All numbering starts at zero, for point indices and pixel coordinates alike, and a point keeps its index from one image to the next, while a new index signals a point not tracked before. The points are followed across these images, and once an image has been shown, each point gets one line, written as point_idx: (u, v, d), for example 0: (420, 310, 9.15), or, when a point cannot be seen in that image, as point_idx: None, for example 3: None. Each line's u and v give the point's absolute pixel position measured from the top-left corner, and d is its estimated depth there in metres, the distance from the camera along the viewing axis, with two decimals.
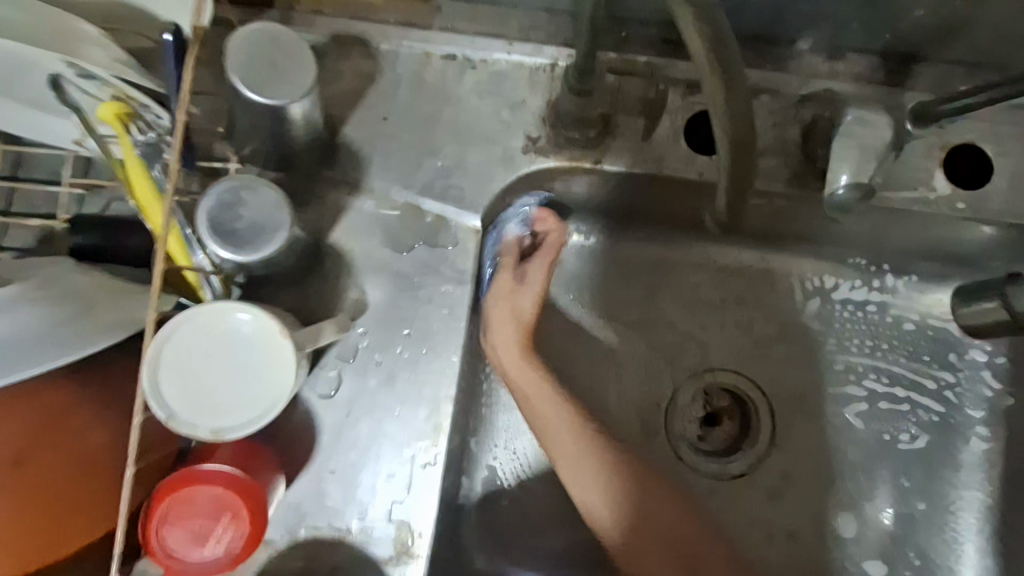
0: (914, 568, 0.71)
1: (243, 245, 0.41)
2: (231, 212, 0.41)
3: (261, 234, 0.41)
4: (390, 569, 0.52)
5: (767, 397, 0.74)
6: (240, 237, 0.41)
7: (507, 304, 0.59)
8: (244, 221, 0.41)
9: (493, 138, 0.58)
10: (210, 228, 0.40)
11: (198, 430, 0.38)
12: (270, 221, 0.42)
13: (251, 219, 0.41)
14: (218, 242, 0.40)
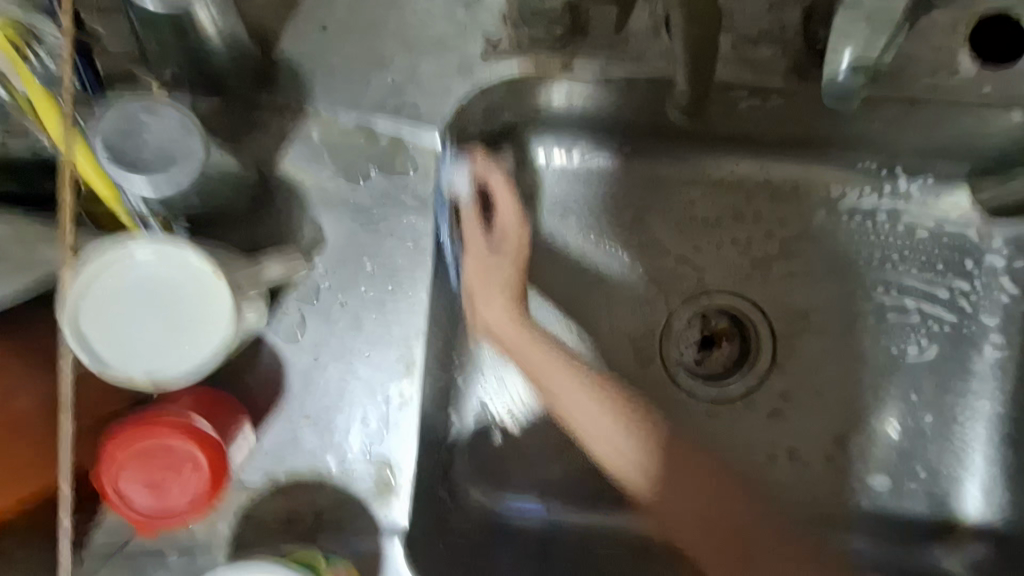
0: (919, 481, 0.69)
1: (152, 176, 0.36)
2: (134, 138, 0.36)
3: (171, 160, 0.37)
4: (373, 506, 0.52)
5: (766, 316, 0.71)
6: (147, 167, 0.36)
7: (477, 259, 0.63)
8: (150, 148, 0.36)
9: (448, 46, 0.52)
10: (109, 157, 0.35)
11: (134, 378, 0.36)
12: (180, 148, 0.37)
13: (159, 145, 0.36)
14: (124, 173, 0.36)
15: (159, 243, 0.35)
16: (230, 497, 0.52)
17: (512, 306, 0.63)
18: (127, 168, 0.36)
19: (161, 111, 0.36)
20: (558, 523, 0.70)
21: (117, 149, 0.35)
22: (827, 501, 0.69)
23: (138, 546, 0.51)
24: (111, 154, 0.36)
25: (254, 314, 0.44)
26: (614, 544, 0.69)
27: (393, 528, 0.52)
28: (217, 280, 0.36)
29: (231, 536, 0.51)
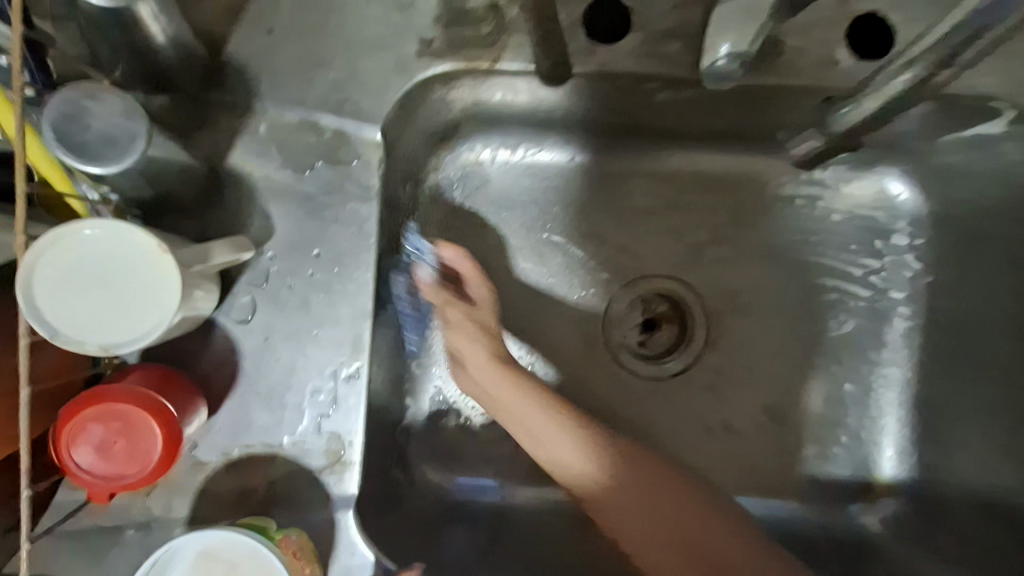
0: (842, 446, 0.75)
1: (96, 158, 0.39)
2: (78, 123, 0.39)
3: (115, 144, 0.40)
4: (325, 477, 0.55)
5: (700, 297, 0.76)
6: (93, 150, 0.39)
7: (467, 318, 0.67)
8: (96, 133, 0.39)
9: (387, 45, 0.56)
10: (57, 142, 0.39)
11: (86, 346, 0.39)
12: (121, 132, 0.40)
13: (104, 131, 0.40)
14: (69, 154, 0.39)
15: (107, 220, 0.39)
16: (187, 474, 0.54)
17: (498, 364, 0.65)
18: (73, 151, 0.39)
19: (103, 98, 0.40)
20: (511, 500, 0.73)
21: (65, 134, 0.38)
22: (760, 468, 0.75)
23: (99, 525, 0.53)
24: (58, 137, 0.39)
25: (202, 292, 0.48)
26: (565, 516, 0.73)
27: (344, 497, 0.55)
28: (163, 254, 0.39)
29: (189, 511, 0.54)
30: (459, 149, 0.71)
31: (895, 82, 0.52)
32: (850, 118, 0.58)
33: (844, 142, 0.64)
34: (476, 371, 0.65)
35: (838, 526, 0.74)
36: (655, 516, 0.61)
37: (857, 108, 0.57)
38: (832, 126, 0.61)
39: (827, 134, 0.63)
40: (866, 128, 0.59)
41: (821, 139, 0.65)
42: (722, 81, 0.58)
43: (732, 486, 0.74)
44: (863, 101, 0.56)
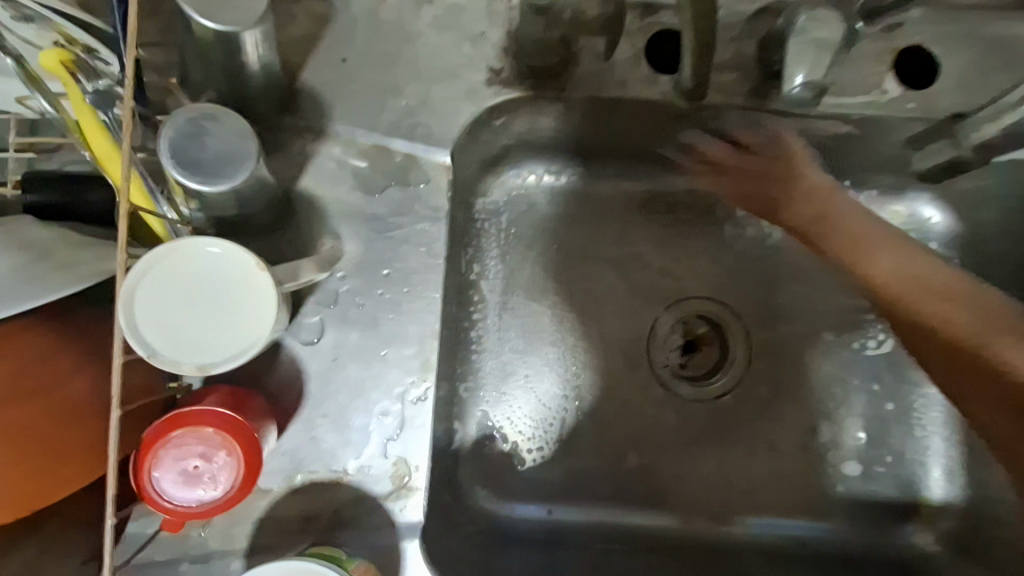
0: (886, 466, 0.75)
1: (215, 176, 0.40)
2: (195, 141, 0.40)
3: (230, 162, 0.40)
4: (389, 502, 0.54)
5: (741, 319, 0.77)
6: (209, 168, 0.40)
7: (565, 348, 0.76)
8: (211, 152, 0.40)
9: (458, 74, 0.58)
10: (175, 160, 0.39)
11: (183, 366, 0.38)
12: (235, 152, 0.40)
13: (218, 149, 0.40)
14: (185, 172, 0.39)
15: (209, 238, 0.39)
16: (246, 502, 0.53)
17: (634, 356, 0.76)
18: (187, 169, 0.39)
19: (221, 118, 0.40)
20: (559, 525, 0.72)
21: (185, 153, 0.39)
22: (807, 490, 0.75)
23: (155, 558, 0.51)
24: (176, 156, 0.39)
25: None
26: (612, 541, 0.73)
27: (409, 524, 0.54)
28: (261, 272, 0.39)
29: (248, 541, 0.52)
30: (507, 175, 0.73)
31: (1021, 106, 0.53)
32: (986, 131, 0.56)
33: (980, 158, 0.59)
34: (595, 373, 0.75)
35: (885, 547, 0.74)
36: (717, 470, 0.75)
37: (993, 121, 0.55)
38: (964, 142, 0.59)
39: (955, 151, 0.60)
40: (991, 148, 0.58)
41: (949, 154, 0.61)
42: (801, 106, 0.62)
43: (778, 508, 0.75)
44: (995, 120, 0.55)
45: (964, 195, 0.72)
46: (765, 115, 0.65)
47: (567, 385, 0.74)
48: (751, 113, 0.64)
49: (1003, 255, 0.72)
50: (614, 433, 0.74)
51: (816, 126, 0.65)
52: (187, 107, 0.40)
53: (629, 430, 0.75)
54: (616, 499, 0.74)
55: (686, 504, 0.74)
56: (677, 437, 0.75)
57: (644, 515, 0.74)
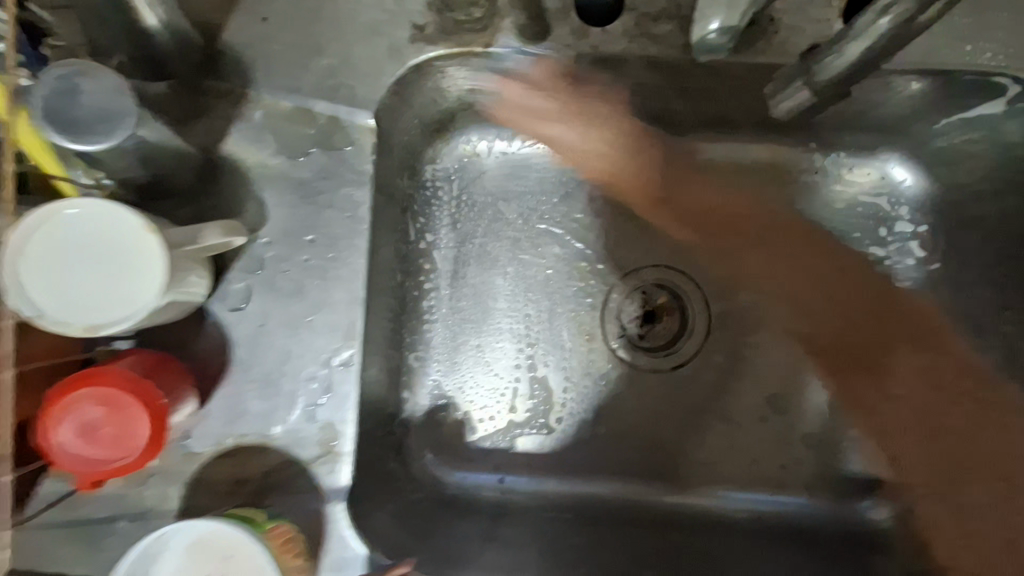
0: (850, 439, 0.72)
1: (89, 133, 0.41)
2: (70, 99, 0.41)
3: (105, 120, 0.41)
4: (318, 466, 0.54)
5: (700, 288, 0.74)
6: (85, 125, 0.41)
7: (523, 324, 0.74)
8: (85, 109, 0.41)
9: (382, 32, 0.57)
10: (48, 119, 0.40)
11: (71, 327, 0.39)
12: (111, 109, 0.41)
13: (92, 107, 0.41)
14: (61, 132, 0.40)
15: (93, 201, 0.39)
16: (180, 464, 0.54)
17: (591, 332, 0.74)
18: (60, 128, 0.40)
19: (96, 75, 0.41)
20: (514, 497, 0.71)
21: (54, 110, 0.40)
22: (768, 464, 0.72)
23: (89, 517, 0.52)
24: (50, 114, 0.40)
25: (195, 277, 0.48)
26: (565, 514, 0.71)
27: (338, 488, 0.54)
28: (149, 234, 0.40)
29: (182, 501, 0.53)
30: (456, 141, 0.71)
31: (873, 27, 0.47)
32: (836, 67, 0.50)
33: (835, 96, 0.53)
34: (553, 351, 0.73)
35: (849, 521, 0.72)
36: (678, 443, 0.73)
37: (841, 55, 0.49)
38: (813, 80, 0.52)
39: (813, 90, 0.52)
40: (842, 85, 0.51)
41: (814, 92, 0.52)
42: (715, 53, 0.56)
43: (737, 481, 0.73)
44: (848, 47, 0.49)
45: (932, 151, 0.68)
46: (704, 70, 0.63)
47: (521, 354, 0.72)
48: (688, 69, 0.63)
49: (975, 217, 0.69)
50: (568, 404, 0.73)
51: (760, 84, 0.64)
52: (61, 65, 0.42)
53: (584, 400, 0.73)
54: (570, 470, 0.72)
55: (642, 475, 0.73)
56: (637, 409, 0.73)
57: (601, 485, 0.72)
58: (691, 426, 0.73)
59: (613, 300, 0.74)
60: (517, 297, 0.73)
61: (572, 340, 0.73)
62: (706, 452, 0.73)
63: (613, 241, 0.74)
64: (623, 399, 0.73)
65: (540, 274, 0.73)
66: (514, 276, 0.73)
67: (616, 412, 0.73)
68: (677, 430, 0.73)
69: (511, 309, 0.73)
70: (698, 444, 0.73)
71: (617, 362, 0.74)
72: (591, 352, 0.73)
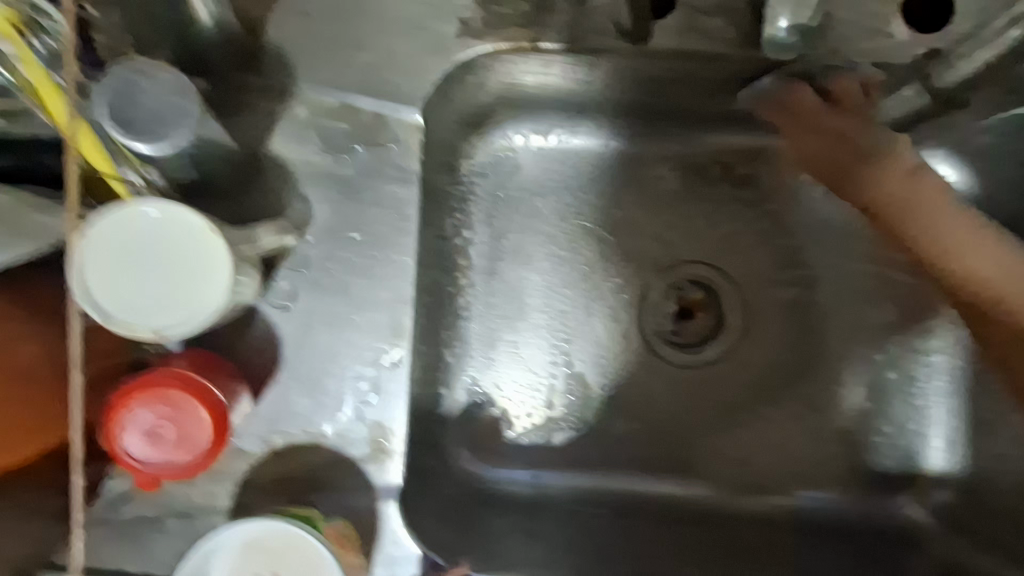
0: (885, 436, 0.72)
1: (148, 134, 0.41)
2: (131, 99, 0.40)
3: (165, 122, 0.41)
4: (366, 465, 0.54)
5: (736, 284, 0.74)
6: (143, 126, 0.41)
7: None
8: (145, 110, 0.41)
9: (427, 27, 0.56)
10: (110, 119, 0.40)
11: (138, 330, 0.39)
12: (172, 110, 0.41)
13: (152, 108, 0.41)
14: (122, 131, 0.40)
15: (156, 203, 0.39)
16: (227, 463, 0.54)
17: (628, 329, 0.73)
18: (121, 128, 0.40)
19: (155, 74, 0.41)
20: (550, 493, 0.72)
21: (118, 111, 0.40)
22: (804, 460, 0.73)
23: (139, 515, 0.53)
24: (113, 115, 0.40)
25: (244, 278, 0.47)
26: (601, 508, 0.71)
27: (387, 486, 0.55)
28: (213, 235, 0.39)
29: (230, 500, 0.53)
30: (491, 136, 0.70)
31: (1002, 38, 0.58)
32: (964, 71, 0.61)
33: (949, 104, 0.64)
34: (588, 349, 0.72)
35: (882, 518, 0.72)
36: (714, 439, 0.73)
37: (970, 60, 0.60)
38: (937, 84, 0.63)
39: (931, 92, 0.63)
40: (965, 88, 0.62)
41: (924, 99, 0.64)
42: (784, 52, 0.61)
43: (772, 476, 0.73)
44: (974, 54, 0.59)
45: (977, 148, 0.67)
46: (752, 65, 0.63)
47: (556, 350, 0.72)
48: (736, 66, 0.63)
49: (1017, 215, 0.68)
50: (604, 399, 0.73)
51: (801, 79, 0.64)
52: (118, 64, 0.41)
53: (619, 395, 0.73)
54: (606, 466, 0.72)
55: (677, 471, 0.73)
56: (671, 405, 0.73)
57: (637, 480, 0.72)
58: (726, 422, 0.73)
59: (648, 296, 0.74)
60: (553, 294, 0.72)
61: (608, 337, 0.73)
62: (741, 449, 0.73)
63: (651, 237, 0.73)
64: (657, 395, 0.73)
65: (576, 270, 0.73)
66: (551, 272, 0.73)
67: (650, 409, 0.73)
68: (712, 426, 0.73)
69: (547, 306, 0.72)
70: (733, 440, 0.73)
71: (652, 359, 0.73)
72: (626, 349, 0.73)
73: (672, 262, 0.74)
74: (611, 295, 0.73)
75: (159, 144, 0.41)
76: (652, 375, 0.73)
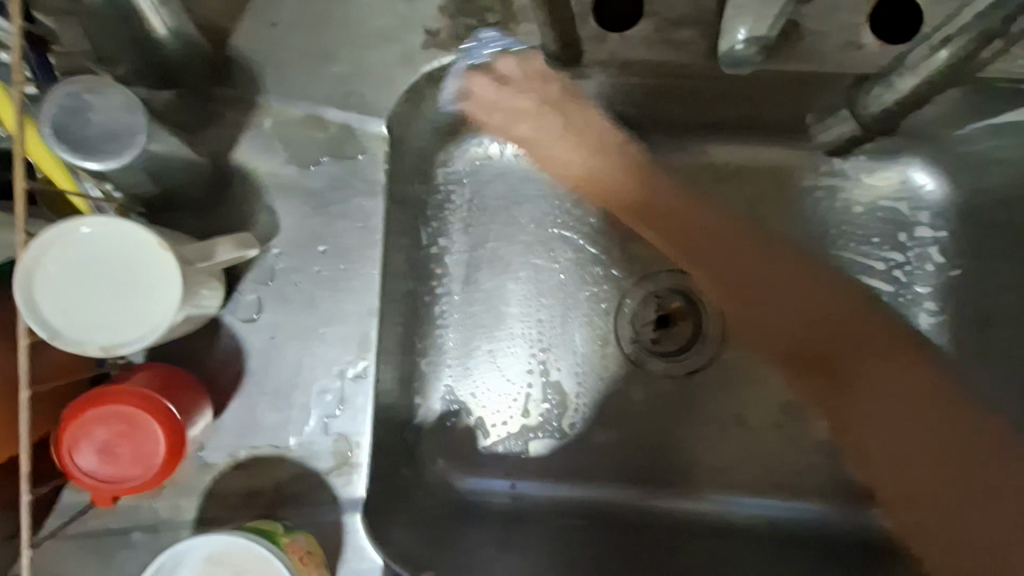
0: (864, 446, 0.72)
1: (97, 152, 0.40)
2: (80, 117, 0.40)
3: (116, 140, 0.41)
4: (333, 478, 0.54)
5: (714, 293, 0.73)
6: (92, 144, 0.40)
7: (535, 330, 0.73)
8: (95, 128, 0.40)
9: (394, 36, 0.56)
10: (56, 136, 0.39)
11: (87, 347, 0.39)
12: (124, 127, 0.41)
13: (103, 126, 0.41)
14: (71, 150, 0.40)
15: (105, 220, 0.39)
16: (193, 475, 0.54)
17: (606, 339, 0.73)
18: (69, 147, 0.40)
19: (103, 91, 0.41)
20: (526, 502, 0.71)
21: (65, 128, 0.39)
22: (782, 471, 0.72)
23: (105, 527, 0.53)
24: (60, 133, 0.40)
25: (207, 290, 0.47)
26: (577, 519, 0.71)
27: (353, 499, 0.54)
28: (162, 251, 0.39)
29: (196, 513, 0.53)
30: (467, 144, 0.70)
31: (930, 63, 0.52)
32: (886, 98, 0.57)
33: (882, 129, 0.61)
34: (565, 358, 0.72)
35: (862, 529, 0.72)
36: (692, 448, 0.73)
37: (893, 89, 0.56)
38: (863, 112, 0.60)
39: (862, 119, 0.61)
40: (897, 115, 0.58)
41: (855, 125, 0.63)
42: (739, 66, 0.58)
43: (750, 486, 0.72)
44: (899, 83, 0.55)
45: (956, 156, 0.66)
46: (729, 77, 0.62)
47: (533, 360, 0.72)
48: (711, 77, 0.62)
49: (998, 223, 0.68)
50: (581, 408, 0.72)
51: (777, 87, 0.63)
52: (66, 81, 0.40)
53: (597, 405, 0.72)
54: (582, 475, 0.72)
55: (654, 481, 0.72)
56: (649, 415, 0.73)
57: (614, 491, 0.72)
58: (704, 432, 0.73)
59: (627, 305, 0.73)
60: (530, 303, 0.72)
61: (586, 346, 0.72)
62: (719, 459, 0.72)
63: (629, 245, 0.73)
64: (635, 405, 0.73)
65: (553, 279, 0.72)
66: (528, 281, 0.72)
67: (628, 419, 0.73)
68: (690, 436, 0.73)
69: (524, 316, 0.72)
70: (711, 450, 0.73)
71: (630, 368, 0.73)
72: (604, 358, 0.73)
73: (652, 271, 0.73)
74: (589, 305, 0.73)
75: (107, 162, 0.40)
76: (630, 384, 0.73)
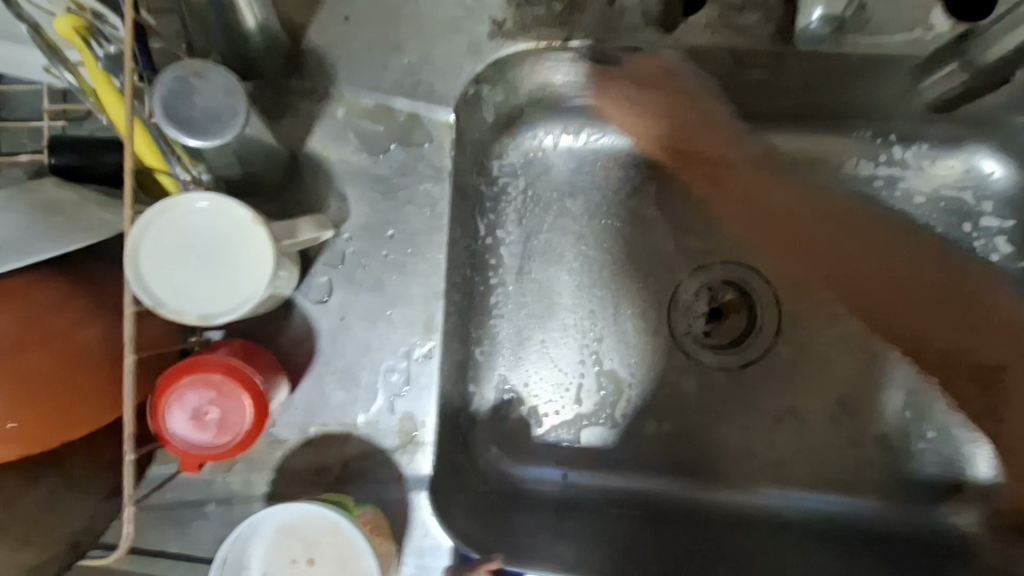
0: (928, 443, 0.70)
1: (203, 132, 0.43)
2: (185, 99, 0.43)
3: (216, 119, 0.44)
4: (398, 457, 0.56)
5: (769, 284, 0.72)
6: (197, 125, 0.43)
7: None
8: (198, 109, 0.43)
9: (461, 30, 0.58)
10: (166, 116, 0.42)
11: (185, 315, 0.41)
12: (224, 108, 0.44)
13: (205, 107, 0.43)
14: (178, 130, 0.43)
15: (207, 197, 0.41)
16: (265, 451, 0.56)
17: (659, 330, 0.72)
18: (177, 126, 0.42)
19: (206, 75, 0.44)
20: (579, 491, 0.71)
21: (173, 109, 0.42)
22: (840, 466, 0.70)
23: (181, 499, 0.55)
24: (169, 114, 0.43)
25: (284, 273, 0.50)
26: (630, 510, 0.71)
27: (416, 477, 0.55)
28: (257, 226, 0.42)
29: (267, 487, 0.55)
30: (523, 136, 0.71)
31: None
32: (999, 49, 0.54)
33: (992, 77, 0.58)
34: (618, 350, 0.72)
35: (926, 528, 0.69)
36: (747, 442, 0.71)
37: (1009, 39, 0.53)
38: (975, 64, 0.57)
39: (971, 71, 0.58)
40: (1007, 64, 0.56)
41: (962, 78, 0.60)
42: (817, 44, 0.59)
43: (808, 481, 0.71)
44: (1011, 35, 0.53)
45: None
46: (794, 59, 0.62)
47: (585, 350, 0.72)
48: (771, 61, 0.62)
49: None
50: (633, 399, 0.72)
51: (834, 75, 0.63)
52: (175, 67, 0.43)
53: (648, 395, 0.72)
54: (634, 466, 0.72)
55: (708, 474, 0.71)
56: (702, 407, 0.72)
57: (667, 483, 0.71)
58: (758, 425, 0.71)
59: (681, 297, 0.73)
60: (582, 293, 0.72)
61: (638, 337, 0.72)
62: (775, 453, 0.71)
63: (683, 236, 0.73)
64: (688, 397, 0.72)
65: (607, 268, 0.72)
66: (580, 271, 0.72)
67: (681, 410, 0.72)
68: (745, 429, 0.71)
69: (576, 306, 0.72)
70: (766, 445, 0.71)
71: (682, 360, 0.72)
72: (656, 349, 0.72)
73: (704, 265, 0.73)
74: (642, 295, 0.72)
75: (210, 138, 0.43)
76: (682, 376, 0.72)
